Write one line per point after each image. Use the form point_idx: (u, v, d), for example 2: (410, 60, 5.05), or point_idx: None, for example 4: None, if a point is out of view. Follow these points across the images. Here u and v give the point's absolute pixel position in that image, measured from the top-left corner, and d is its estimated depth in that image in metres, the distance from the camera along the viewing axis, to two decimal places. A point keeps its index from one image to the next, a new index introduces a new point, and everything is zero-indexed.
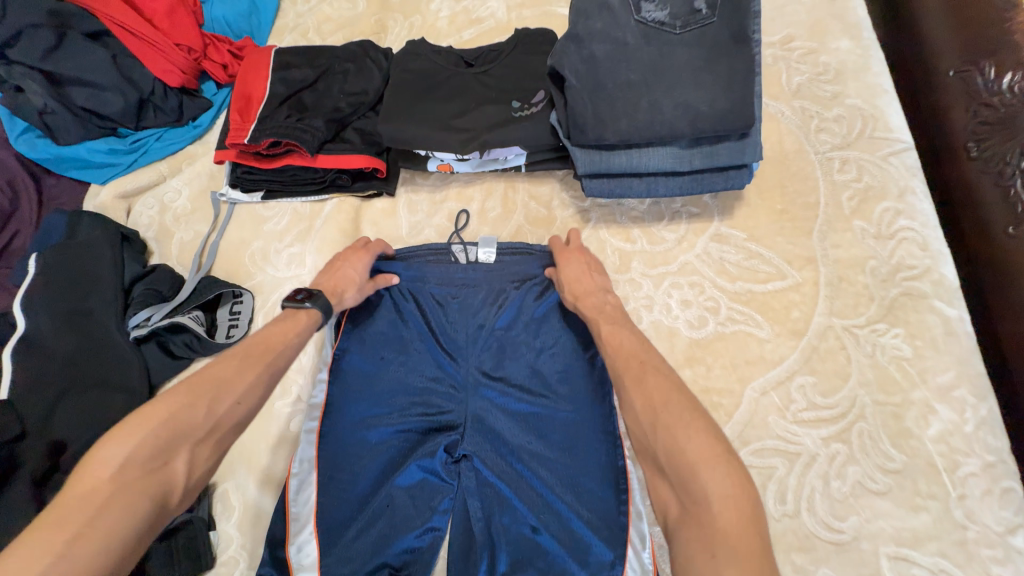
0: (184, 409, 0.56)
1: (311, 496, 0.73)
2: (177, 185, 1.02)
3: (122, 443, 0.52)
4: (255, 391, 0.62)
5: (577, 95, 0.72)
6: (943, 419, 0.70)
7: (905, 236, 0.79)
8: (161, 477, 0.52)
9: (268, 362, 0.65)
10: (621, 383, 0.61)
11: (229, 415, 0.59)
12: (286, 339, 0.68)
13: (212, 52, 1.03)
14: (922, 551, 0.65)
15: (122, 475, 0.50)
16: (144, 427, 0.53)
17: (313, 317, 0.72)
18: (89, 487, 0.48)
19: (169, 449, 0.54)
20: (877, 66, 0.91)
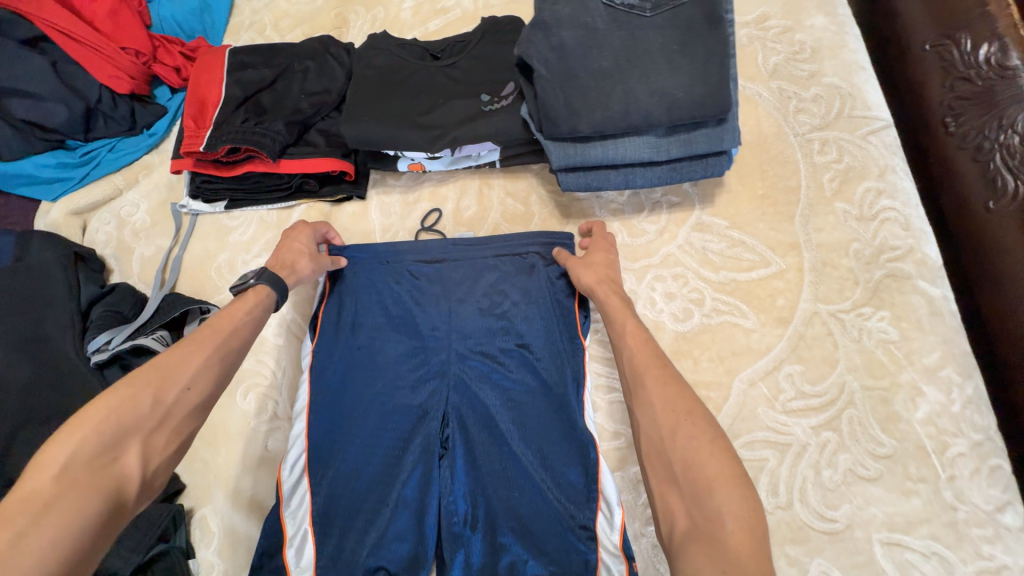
0: (127, 403, 0.52)
1: (306, 497, 0.73)
2: (135, 199, 0.97)
3: (64, 443, 0.49)
4: (206, 374, 0.59)
5: (547, 85, 0.69)
6: (931, 401, 0.69)
7: (888, 216, 0.78)
8: (111, 473, 0.49)
9: (218, 342, 0.61)
10: (642, 380, 0.57)
11: (181, 403, 0.56)
12: (236, 317, 0.64)
13: (163, 55, 0.97)
14: (914, 535, 0.64)
15: (65, 475, 0.47)
16: (86, 425, 0.50)
17: (262, 293, 0.68)
18: (30, 493, 0.45)
19: (114, 444, 0.51)
20: (853, 43, 0.90)
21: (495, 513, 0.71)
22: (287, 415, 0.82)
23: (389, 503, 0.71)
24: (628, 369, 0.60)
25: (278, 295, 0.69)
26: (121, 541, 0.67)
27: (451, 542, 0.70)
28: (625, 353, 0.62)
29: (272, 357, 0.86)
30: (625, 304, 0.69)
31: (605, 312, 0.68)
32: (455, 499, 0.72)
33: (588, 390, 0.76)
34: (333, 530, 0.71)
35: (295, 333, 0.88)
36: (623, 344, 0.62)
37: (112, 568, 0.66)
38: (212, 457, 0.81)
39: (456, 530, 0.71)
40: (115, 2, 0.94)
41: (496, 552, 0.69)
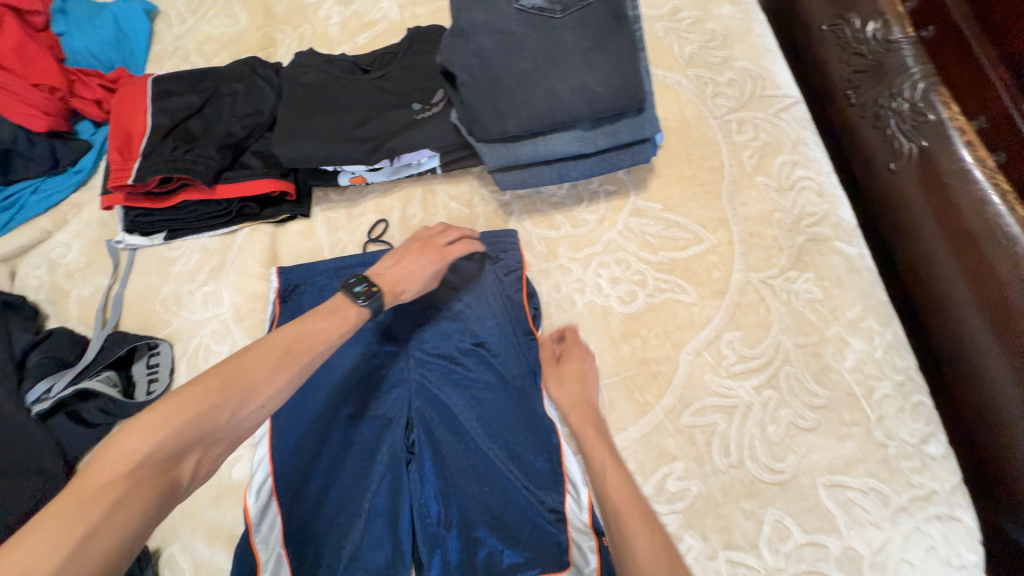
0: (209, 411, 0.55)
1: (276, 521, 0.72)
2: (66, 239, 0.93)
3: (144, 438, 0.51)
4: (281, 395, 0.60)
5: (471, 90, 0.71)
6: (857, 349, 0.75)
7: (804, 185, 0.85)
8: (170, 477, 0.52)
9: (303, 364, 0.62)
10: (632, 549, 0.57)
11: (250, 419, 0.58)
12: (328, 338, 0.65)
13: (80, 89, 0.95)
14: (853, 474, 0.70)
15: (138, 472, 0.49)
16: (170, 424, 0.52)
17: (362, 315, 0.69)
18: (104, 482, 0.48)
19: (183, 450, 0.53)
20: (758, 28, 0.96)
21: (466, 509, 0.72)
22: (250, 442, 0.80)
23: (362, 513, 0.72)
24: (617, 532, 0.59)
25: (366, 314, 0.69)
26: None
27: (425, 543, 0.71)
28: (609, 508, 0.62)
29: None
30: (601, 434, 0.69)
31: (584, 448, 0.68)
32: (426, 502, 0.73)
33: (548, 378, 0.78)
34: (308, 549, 0.70)
35: None
36: (608, 498, 0.62)
37: None
38: None
39: (430, 533, 0.72)
40: (21, 37, 0.93)
41: (472, 547, 0.70)
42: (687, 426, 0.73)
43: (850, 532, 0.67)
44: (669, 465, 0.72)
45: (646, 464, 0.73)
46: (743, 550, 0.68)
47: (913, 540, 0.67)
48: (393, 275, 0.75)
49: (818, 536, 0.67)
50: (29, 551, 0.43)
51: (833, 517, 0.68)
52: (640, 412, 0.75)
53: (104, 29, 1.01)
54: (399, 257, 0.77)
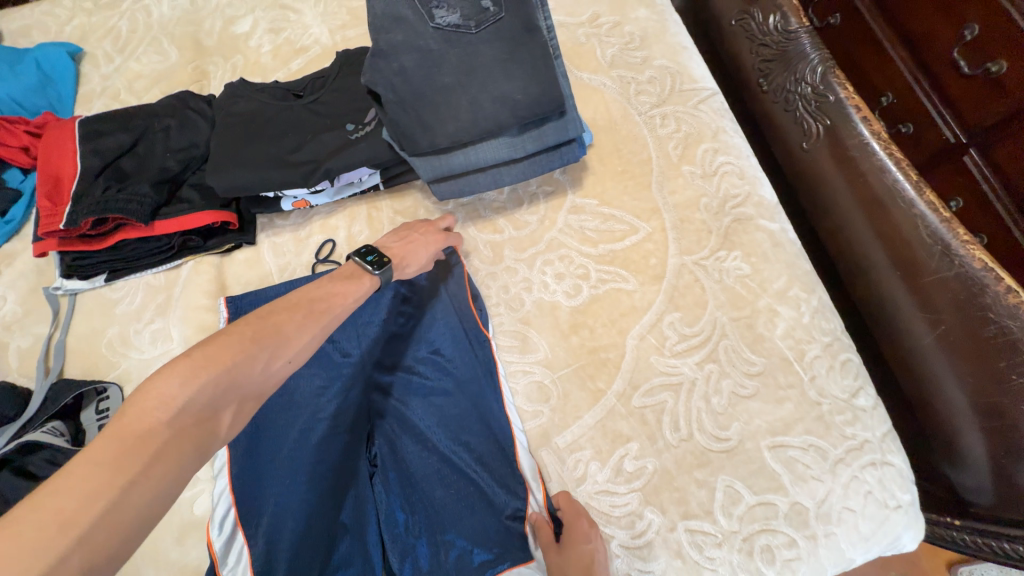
0: (242, 361, 0.53)
1: (243, 552, 0.71)
2: (1, 290, 0.90)
3: (184, 385, 0.49)
4: (307, 351, 0.60)
5: (399, 108, 0.74)
6: (786, 317, 0.81)
7: (726, 169, 0.91)
8: (207, 429, 0.50)
9: (327, 321, 0.63)
10: None
11: (280, 374, 0.57)
12: (346, 301, 0.66)
13: (6, 137, 0.93)
14: (793, 434, 0.74)
15: (178, 420, 0.48)
16: (206, 372, 0.51)
17: (375, 284, 0.71)
18: (144, 429, 0.46)
19: (221, 400, 0.51)
20: (673, 28, 1.03)
21: (432, 515, 0.74)
22: (210, 475, 0.79)
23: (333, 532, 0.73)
24: None
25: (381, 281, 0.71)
26: None
27: (397, 551, 0.74)
28: None
29: None
30: None
31: None
32: (393, 511, 0.76)
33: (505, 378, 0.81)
34: None
35: None
36: None
37: None
38: None
39: (399, 543, 0.74)
40: None
41: (443, 551, 0.72)
42: (638, 407, 0.77)
43: (796, 488, 0.72)
44: (624, 446, 0.76)
45: (603, 448, 0.76)
46: (700, 518, 0.71)
47: (852, 488, 0.72)
48: (401, 249, 0.77)
49: (767, 495, 0.72)
50: (69, 497, 0.41)
51: (778, 476, 0.72)
52: (593, 399, 0.79)
53: (27, 76, 1.01)
54: (405, 235, 0.80)
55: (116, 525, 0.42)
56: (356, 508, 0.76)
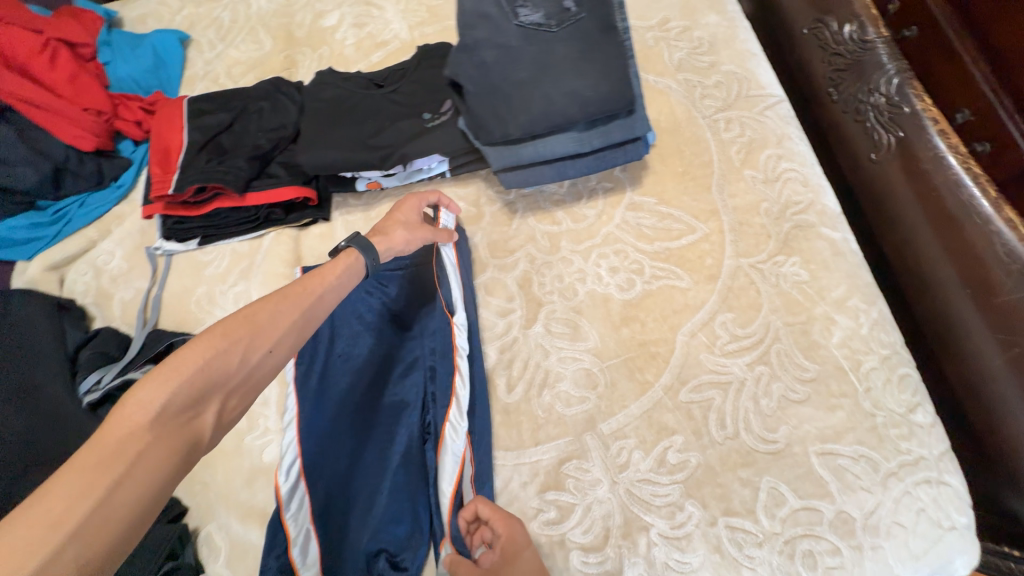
0: (218, 357, 0.56)
1: (304, 500, 0.77)
2: (110, 247, 1.01)
3: (161, 388, 0.51)
4: (289, 338, 0.62)
5: (477, 99, 0.79)
6: (843, 326, 0.80)
7: (789, 176, 0.91)
8: (190, 428, 0.53)
9: (306, 307, 0.65)
10: None
11: (262, 364, 0.59)
12: (322, 281, 0.68)
13: (123, 111, 1.05)
14: (843, 442, 0.74)
15: (158, 421, 0.50)
16: (181, 373, 0.53)
17: (352, 266, 0.72)
18: (124, 434, 0.48)
19: (202, 397, 0.54)
20: (743, 34, 1.03)
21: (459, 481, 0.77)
22: (278, 427, 0.86)
23: (376, 484, 0.79)
24: None
25: (367, 261, 0.74)
26: (130, 561, 0.71)
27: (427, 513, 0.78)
28: None
29: None
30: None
31: None
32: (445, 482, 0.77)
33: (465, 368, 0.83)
34: (332, 521, 0.77)
35: None
36: None
37: None
38: (210, 478, 0.85)
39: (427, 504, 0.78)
40: (74, 69, 1.03)
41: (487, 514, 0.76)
42: (685, 402, 0.78)
43: (843, 497, 0.71)
44: (669, 439, 0.77)
45: (647, 439, 0.78)
46: (741, 516, 0.72)
47: (903, 503, 0.70)
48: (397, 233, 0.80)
49: (812, 501, 0.71)
50: (57, 500, 0.43)
51: (825, 483, 0.72)
52: (640, 391, 0.81)
53: (144, 58, 1.13)
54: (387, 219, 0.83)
55: (110, 522, 0.44)
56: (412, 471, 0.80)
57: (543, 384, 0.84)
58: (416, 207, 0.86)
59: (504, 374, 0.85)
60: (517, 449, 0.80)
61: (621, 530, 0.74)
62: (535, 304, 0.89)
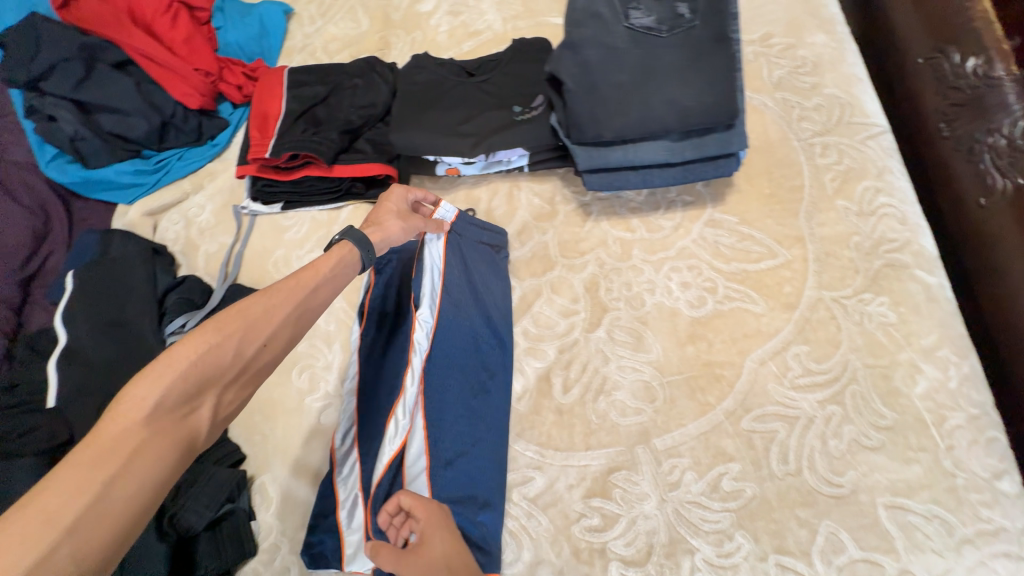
0: (211, 352, 0.57)
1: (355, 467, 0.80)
2: (201, 201, 1.07)
3: (154, 385, 0.52)
4: (283, 333, 0.63)
5: (574, 97, 0.78)
6: (929, 377, 0.75)
7: (886, 212, 0.86)
8: (186, 423, 0.54)
9: (298, 301, 0.65)
10: None
11: (256, 358, 0.60)
12: (314, 276, 0.68)
13: (227, 75, 1.11)
14: (916, 499, 0.70)
15: (152, 418, 0.51)
16: (174, 369, 0.54)
17: (342, 259, 0.72)
18: (120, 430, 0.49)
19: (197, 393, 0.55)
20: (851, 57, 0.98)
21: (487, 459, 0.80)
22: (338, 391, 0.89)
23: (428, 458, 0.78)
24: None
25: (359, 255, 0.74)
26: (197, 497, 0.76)
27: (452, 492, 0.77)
28: None
29: (324, 342, 0.94)
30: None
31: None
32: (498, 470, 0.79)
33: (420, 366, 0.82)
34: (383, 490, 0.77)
35: (344, 320, 0.96)
36: None
37: (191, 522, 0.74)
38: (269, 431, 0.89)
39: (450, 482, 0.77)
40: (190, 32, 1.11)
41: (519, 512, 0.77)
42: (747, 430, 0.76)
43: (910, 556, 0.67)
44: (725, 465, 0.75)
45: (702, 461, 0.76)
46: (795, 556, 0.69)
47: None
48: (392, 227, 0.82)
49: (874, 554, 0.68)
50: (53, 496, 0.44)
51: (891, 537, 0.68)
52: (700, 412, 0.79)
53: (252, 27, 1.20)
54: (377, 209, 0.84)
55: (108, 517, 0.45)
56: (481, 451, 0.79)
57: (599, 390, 0.83)
58: (402, 200, 0.87)
59: (561, 375, 0.85)
60: (566, 450, 0.80)
61: (665, 549, 0.72)
62: (600, 309, 0.88)
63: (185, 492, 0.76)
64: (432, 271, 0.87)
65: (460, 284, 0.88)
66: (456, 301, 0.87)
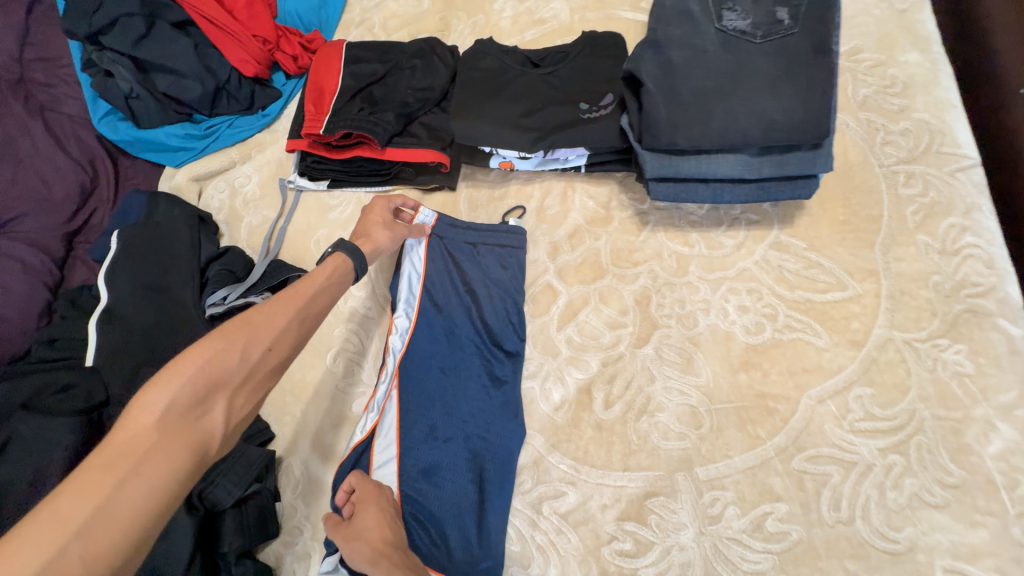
0: (218, 356, 0.56)
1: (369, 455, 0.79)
2: (248, 171, 1.07)
3: (162, 390, 0.52)
4: (286, 338, 0.63)
5: (653, 99, 0.74)
6: (1005, 437, 0.69)
7: (971, 253, 0.79)
8: (200, 424, 0.53)
9: (299, 307, 0.65)
10: None
11: (263, 361, 0.59)
12: (312, 286, 0.68)
13: (284, 44, 1.08)
14: (978, 565, 0.65)
15: (162, 421, 0.50)
16: (181, 373, 0.53)
17: (339, 268, 0.72)
18: (132, 434, 0.49)
19: (208, 396, 0.54)
20: (946, 81, 0.91)
21: (508, 460, 0.79)
22: (370, 380, 0.87)
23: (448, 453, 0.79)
24: None
25: (353, 265, 0.73)
26: (226, 475, 0.75)
27: (459, 491, 0.77)
28: None
29: (359, 327, 0.92)
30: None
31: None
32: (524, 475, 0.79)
33: (390, 363, 0.85)
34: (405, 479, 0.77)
35: (381, 303, 0.94)
36: None
37: (219, 497, 0.73)
38: (300, 412, 0.88)
39: (431, 476, 0.78)
40: None
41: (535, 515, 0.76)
42: (798, 470, 0.72)
43: None
44: (771, 504, 0.71)
45: (747, 497, 0.72)
46: None
47: None
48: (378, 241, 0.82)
49: None
50: (66, 499, 0.43)
51: None
52: (749, 445, 0.75)
53: None
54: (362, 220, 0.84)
55: (120, 518, 0.44)
56: (493, 452, 0.79)
57: (642, 410, 0.79)
58: (385, 209, 0.87)
59: (603, 389, 0.82)
60: (603, 468, 0.77)
61: None
62: (649, 324, 0.84)
63: (215, 467, 0.75)
64: (414, 273, 0.89)
65: (444, 284, 0.89)
66: (437, 301, 0.88)
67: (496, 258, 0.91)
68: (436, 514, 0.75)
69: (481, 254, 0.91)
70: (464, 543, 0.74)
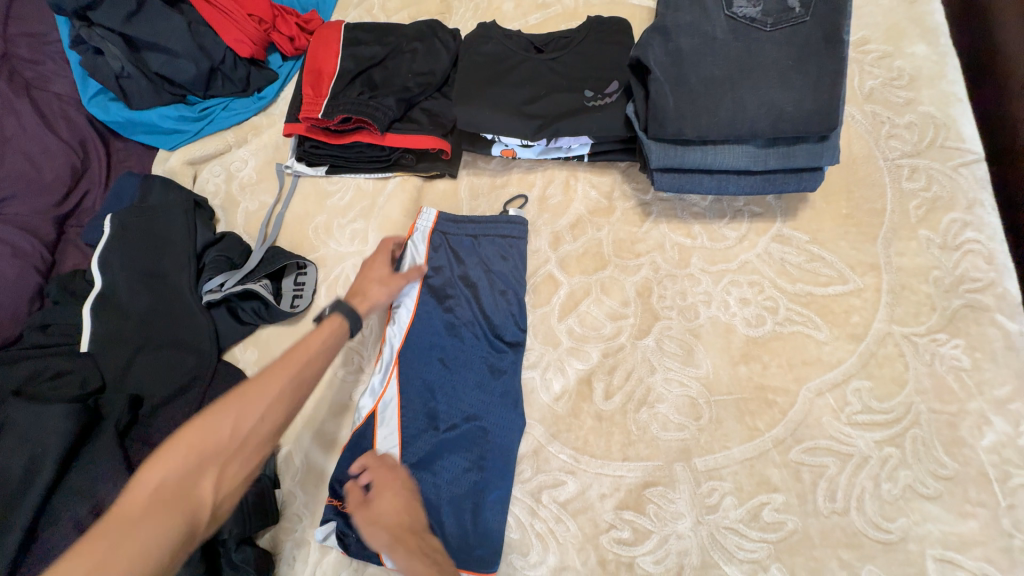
0: (209, 428, 0.55)
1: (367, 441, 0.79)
2: (245, 155, 1.05)
3: (155, 468, 0.51)
4: (282, 405, 0.60)
5: (660, 88, 0.72)
6: (998, 430, 0.70)
7: (971, 248, 0.79)
8: (187, 500, 0.51)
9: (296, 373, 0.62)
10: None
11: (255, 429, 0.57)
12: (309, 352, 0.65)
13: (281, 25, 1.06)
14: (968, 555, 0.66)
15: (150, 500, 0.49)
16: (173, 451, 0.53)
17: (337, 331, 0.69)
18: (121, 516, 0.48)
19: (196, 471, 0.52)
20: (953, 74, 0.90)
21: (506, 449, 0.79)
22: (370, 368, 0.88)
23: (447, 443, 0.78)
24: None
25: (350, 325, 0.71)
26: None
27: (459, 480, 0.76)
28: None
29: None
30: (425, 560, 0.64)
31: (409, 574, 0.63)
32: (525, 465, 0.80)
33: (388, 354, 0.84)
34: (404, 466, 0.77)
35: None
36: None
37: None
38: None
39: (432, 466, 0.77)
40: None
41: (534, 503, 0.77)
42: (796, 461, 0.73)
43: None
44: (768, 494, 0.72)
45: (744, 488, 0.73)
46: None
47: None
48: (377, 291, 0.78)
49: None
50: None
51: None
52: (747, 436, 0.75)
53: None
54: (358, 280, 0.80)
55: None
56: (491, 442, 0.79)
57: (641, 401, 0.80)
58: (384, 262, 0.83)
59: (604, 379, 0.82)
60: (602, 458, 0.78)
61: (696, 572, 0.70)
62: (650, 315, 0.84)
63: None
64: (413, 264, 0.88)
65: (443, 274, 0.88)
66: (435, 291, 0.87)
67: (496, 249, 0.89)
68: (434, 502, 0.75)
69: (479, 245, 0.90)
70: (460, 530, 0.74)
